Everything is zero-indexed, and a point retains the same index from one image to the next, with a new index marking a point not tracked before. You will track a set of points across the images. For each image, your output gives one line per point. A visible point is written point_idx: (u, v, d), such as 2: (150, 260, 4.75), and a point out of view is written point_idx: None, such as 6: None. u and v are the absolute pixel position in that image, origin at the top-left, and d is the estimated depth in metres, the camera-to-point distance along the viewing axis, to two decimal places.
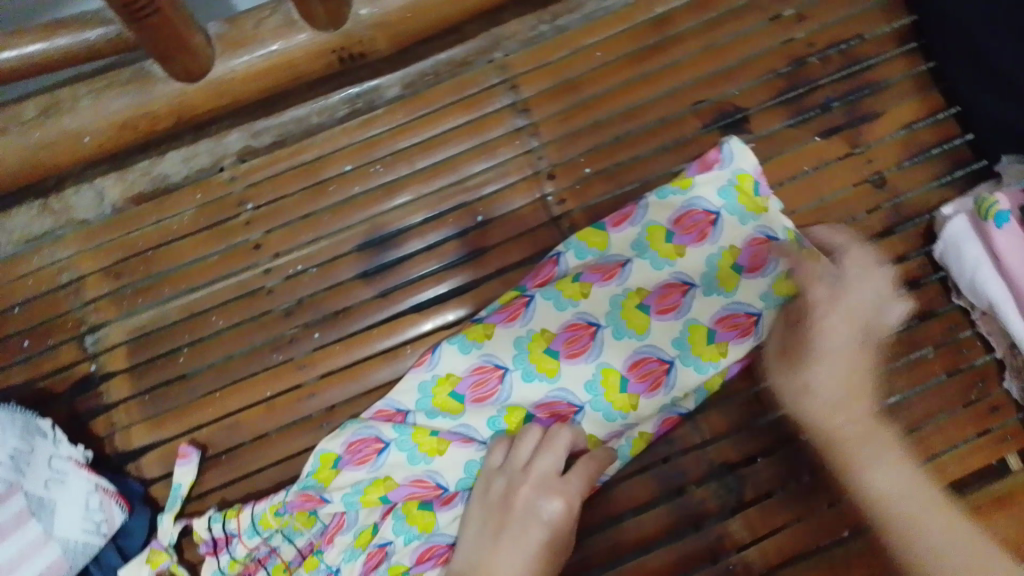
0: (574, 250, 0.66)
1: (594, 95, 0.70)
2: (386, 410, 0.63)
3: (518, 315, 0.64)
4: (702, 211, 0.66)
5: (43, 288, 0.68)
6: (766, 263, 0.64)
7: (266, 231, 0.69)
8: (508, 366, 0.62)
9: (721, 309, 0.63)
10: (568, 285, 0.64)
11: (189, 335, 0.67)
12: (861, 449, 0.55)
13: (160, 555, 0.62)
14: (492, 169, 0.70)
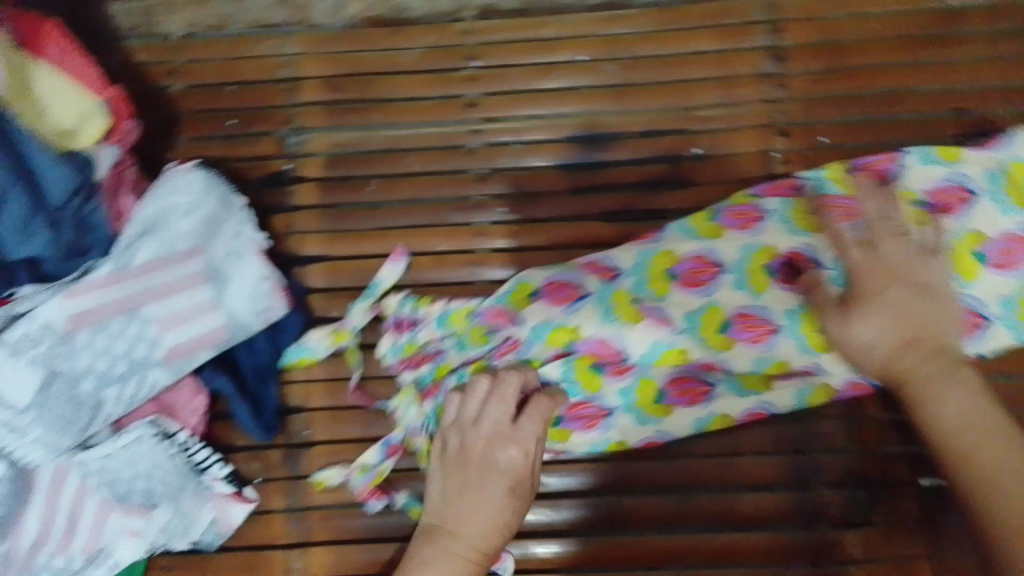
0: (819, 184, 0.64)
1: (857, 66, 0.67)
2: (597, 264, 0.63)
3: (750, 226, 0.63)
4: (960, 188, 0.62)
5: (263, 76, 0.70)
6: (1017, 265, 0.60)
7: (485, 92, 0.69)
8: (725, 268, 0.62)
9: (954, 297, 0.60)
10: (801, 215, 0.63)
11: (384, 166, 0.68)
12: (924, 375, 0.48)
13: (345, 335, 0.65)
14: (725, 107, 0.67)
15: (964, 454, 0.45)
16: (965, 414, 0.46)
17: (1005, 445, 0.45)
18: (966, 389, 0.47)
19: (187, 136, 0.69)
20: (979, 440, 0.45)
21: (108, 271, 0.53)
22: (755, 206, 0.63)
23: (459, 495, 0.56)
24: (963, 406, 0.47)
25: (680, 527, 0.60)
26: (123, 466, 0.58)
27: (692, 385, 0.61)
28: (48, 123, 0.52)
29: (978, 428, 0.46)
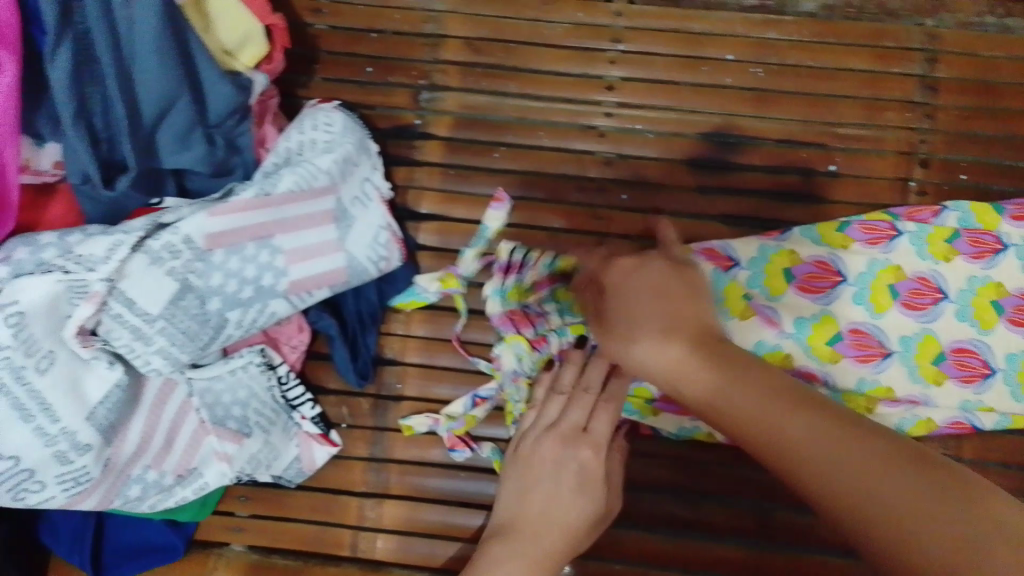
0: (960, 214, 0.62)
1: (1009, 109, 0.65)
2: (715, 251, 0.61)
3: (881, 243, 0.61)
4: None
5: (408, 28, 0.70)
6: None
7: (624, 77, 0.68)
8: (849, 280, 0.60)
9: None
10: (939, 241, 0.61)
11: (513, 135, 0.68)
12: (722, 372, 0.38)
13: (453, 281, 0.64)
14: (866, 129, 0.66)
15: (824, 471, 0.33)
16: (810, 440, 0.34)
17: (864, 465, 0.32)
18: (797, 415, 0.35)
19: (321, 74, 0.69)
20: (808, 455, 0.34)
21: (251, 195, 0.53)
22: (889, 225, 0.62)
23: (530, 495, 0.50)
24: (813, 430, 0.34)
25: (767, 539, 0.60)
26: (226, 391, 0.57)
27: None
28: (214, 39, 0.55)
29: (847, 450, 0.33)
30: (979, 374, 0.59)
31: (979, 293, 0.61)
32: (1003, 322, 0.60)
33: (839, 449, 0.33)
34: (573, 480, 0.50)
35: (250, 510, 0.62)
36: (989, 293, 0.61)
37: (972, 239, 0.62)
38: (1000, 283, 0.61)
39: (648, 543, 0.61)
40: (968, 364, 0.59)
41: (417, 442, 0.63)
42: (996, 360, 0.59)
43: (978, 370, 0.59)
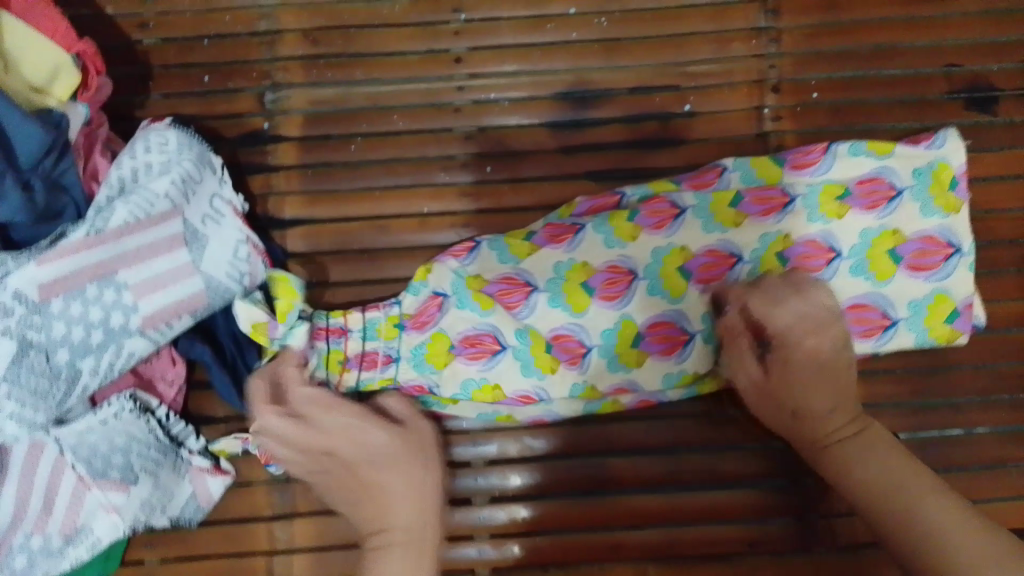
0: (741, 173, 0.62)
1: (853, 21, 0.65)
2: (513, 279, 0.59)
3: (665, 226, 0.59)
4: (887, 184, 0.60)
5: (238, 28, 0.66)
6: (932, 266, 0.59)
7: (471, 47, 0.66)
8: (641, 274, 0.58)
9: (865, 295, 0.59)
10: (722, 208, 0.60)
11: (367, 125, 0.65)
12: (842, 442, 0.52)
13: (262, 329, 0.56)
14: (717, 64, 0.66)
15: (873, 487, 0.48)
16: (878, 474, 0.49)
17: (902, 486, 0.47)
18: (881, 459, 0.49)
19: (159, 92, 0.66)
20: (910, 497, 0.47)
21: (83, 235, 0.51)
22: (671, 202, 0.60)
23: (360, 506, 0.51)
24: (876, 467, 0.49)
25: (670, 486, 0.62)
26: (101, 439, 0.55)
27: (571, 343, 0.58)
28: (20, 79, 0.53)
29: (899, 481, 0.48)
30: (678, 344, 0.58)
31: (770, 247, 0.59)
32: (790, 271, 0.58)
33: (933, 508, 0.46)
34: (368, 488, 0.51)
35: (160, 554, 0.60)
36: (779, 245, 0.59)
37: (758, 197, 0.60)
38: (789, 233, 0.59)
39: (561, 511, 0.61)
40: (664, 335, 0.58)
41: None
42: (694, 325, 0.58)
43: (676, 341, 0.58)
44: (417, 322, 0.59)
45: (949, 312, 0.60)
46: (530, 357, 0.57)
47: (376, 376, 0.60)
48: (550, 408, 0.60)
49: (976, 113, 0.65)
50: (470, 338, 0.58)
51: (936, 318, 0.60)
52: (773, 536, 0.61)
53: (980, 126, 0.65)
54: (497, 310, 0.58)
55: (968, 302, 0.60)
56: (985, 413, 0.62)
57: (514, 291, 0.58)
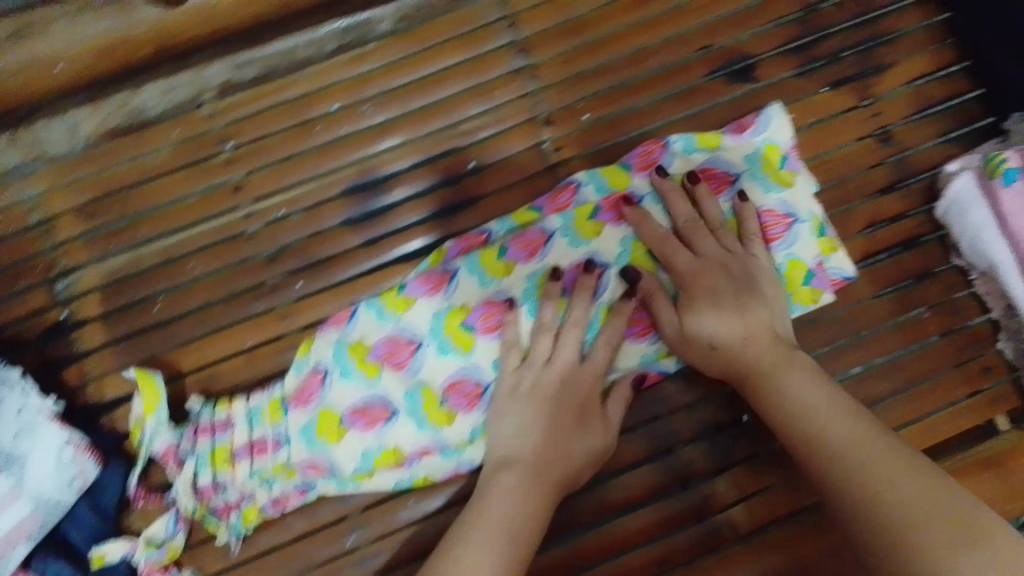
0: (595, 184, 0.63)
1: (599, 36, 0.67)
2: (398, 337, 0.61)
3: (536, 252, 0.62)
4: (723, 171, 0.63)
5: (11, 228, 0.65)
6: (781, 236, 0.62)
7: (248, 172, 0.66)
8: (520, 300, 0.61)
9: None
10: (584, 222, 0.62)
11: (166, 281, 0.64)
12: (770, 370, 0.52)
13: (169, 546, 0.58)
14: (488, 114, 0.66)
15: (800, 414, 0.49)
16: (842, 438, 0.46)
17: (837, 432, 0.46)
18: (807, 379, 0.51)
19: None
20: (838, 442, 0.46)
21: None
22: (539, 229, 0.62)
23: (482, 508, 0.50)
24: (812, 393, 0.49)
25: (571, 532, 0.61)
26: None
27: (467, 387, 0.60)
28: None
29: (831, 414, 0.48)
30: None
31: (543, 283, 0.61)
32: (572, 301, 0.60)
33: (845, 438, 0.46)
34: (513, 483, 0.51)
35: None
36: (551, 279, 0.61)
37: (610, 206, 0.63)
38: (557, 265, 0.61)
39: None
40: None
41: None
42: (581, 337, 0.60)
43: None
44: (300, 400, 0.60)
45: (805, 274, 0.62)
46: (420, 412, 0.59)
47: (270, 461, 0.59)
48: (463, 456, 0.59)
49: (742, 83, 0.66)
50: (361, 408, 0.60)
51: (792, 284, 0.62)
52: (682, 547, 0.60)
53: (750, 93, 0.67)
54: (384, 375, 0.60)
55: (819, 260, 0.62)
56: (844, 359, 0.63)
57: (400, 349, 0.61)
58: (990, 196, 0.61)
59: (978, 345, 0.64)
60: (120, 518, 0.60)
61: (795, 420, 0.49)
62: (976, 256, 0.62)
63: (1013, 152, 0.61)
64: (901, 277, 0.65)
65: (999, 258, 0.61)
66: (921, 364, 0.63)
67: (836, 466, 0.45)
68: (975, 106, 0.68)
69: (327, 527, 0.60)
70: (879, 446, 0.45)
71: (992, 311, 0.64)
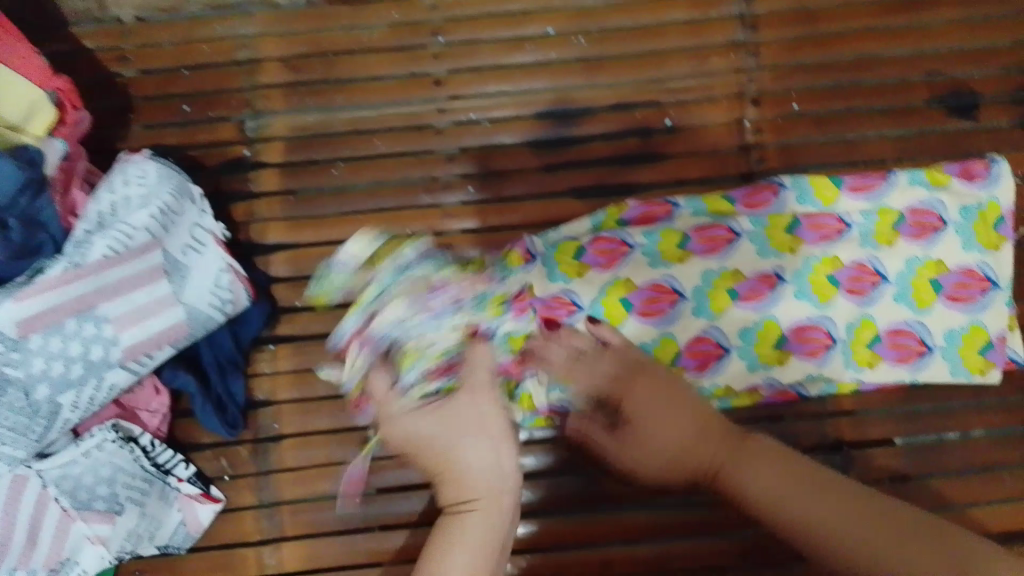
0: (798, 191, 0.61)
1: (832, 32, 0.65)
2: (561, 299, 0.59)
3: (718, 249, 0.60)
4: (936, 215, 0.61)
5: (220, 58, 0.67)
6: (970, 297, 0.60)
7: (451, 70, 0.66)
8: (686, 296, 0.59)
9: (902, 321, 0.60)
10: (778, 233, 0.60)
11: (349, 150, 0.66)
12: (703, 441, 0.48)
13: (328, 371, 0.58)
14: (697, 78, 0.66)
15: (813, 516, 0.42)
16: (768, 486, 0.44)
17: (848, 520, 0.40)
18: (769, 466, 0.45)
19: (142, 123, 0.66)
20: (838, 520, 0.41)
21: (60, 270, 0.52)
22: (726, 228, 0.60)
23: (485, 512, 0.46)
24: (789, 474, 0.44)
25: (666, 499, 0.61)
26: (84, 473, 0.56)
27: None
28: None
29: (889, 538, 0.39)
30: (713, 358, 0.59)
31: (715, 284, 0.59)
32: (736, 305, 0.59)
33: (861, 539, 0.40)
34: (490, 424, 0.49)
35: None
36: (725, 281, 0.59)
37: (813, 223, 0.60)
38: (737, 269, 0.60)
39: (555, 528, 0.60)
40: (702, 351, 0.59)
41: (303, 480, 0.61)
42: (730, 340, 0.59)
43: (712, 355, 0.59)
44: None
45: (985, 343, 0.60)
46: None
47: None
48: None
49: (962, 119, 0.65)
50: None
51: (968, 348, 0.60)
52: (773, 551, 0.59)
53: (964, 131, 0.65)
54: None
55: (1004, 334, 0.60)
56: (982, 418, 0.60)
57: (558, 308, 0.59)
58: None
59: None
60: (250, 353, 0.63)
61: (751, 476, 0.45)
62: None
63: None
64: None
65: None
66: None
67: (780, 509, 0.43)
68: None
69: None
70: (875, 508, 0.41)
71: None
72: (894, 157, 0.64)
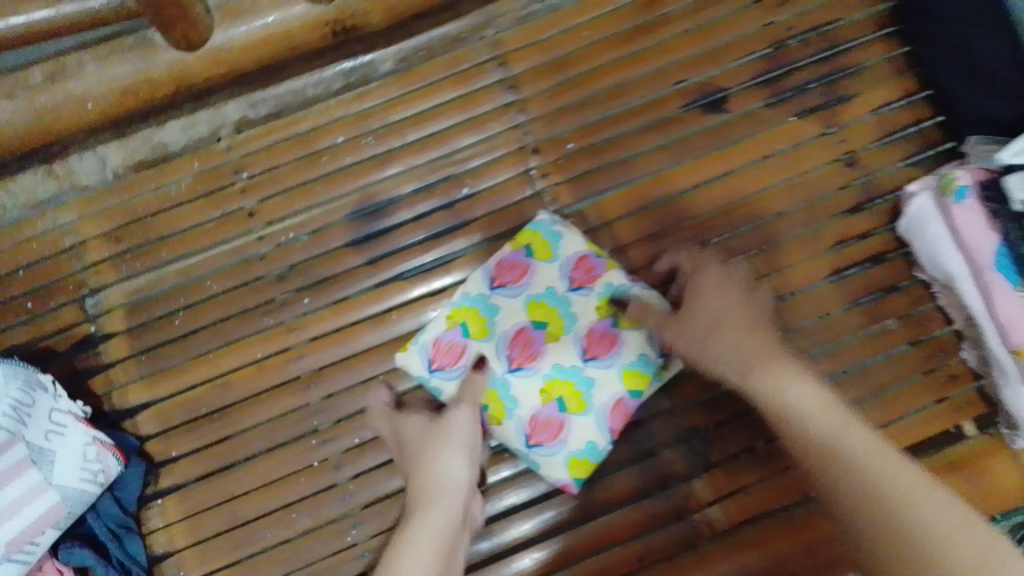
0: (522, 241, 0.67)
1: (583, 72, 0.72)
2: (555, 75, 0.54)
3: (520, 284, 0.65)
4: (520, 275, 0.65)
5: (47, 251, 0.71)
6: (599, 353, 0.63)
7: (260, 199, 0.71)
8: (537, 369, 0.63)
9: (614, 396, 0.63)
10: (478, 321, 0.65)
11: (185, 298, 0.70)
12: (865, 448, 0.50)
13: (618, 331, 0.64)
14: (479, 145, 0.72)
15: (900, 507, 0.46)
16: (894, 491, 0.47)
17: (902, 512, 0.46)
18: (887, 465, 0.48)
19: None
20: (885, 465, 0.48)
21: None
22: (520, 262, 0.66)
23: (420, 502, 0.55)
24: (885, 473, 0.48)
25: (559, 529, 0.65)
26: None
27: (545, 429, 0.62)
28: None
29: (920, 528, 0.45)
30: (611, 415, 0.62)
31: (556, 372, 0.63)
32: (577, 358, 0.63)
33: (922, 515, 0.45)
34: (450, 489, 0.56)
35: None
36: (551, 337, 0.64)
37: (511, 271, 0.65)
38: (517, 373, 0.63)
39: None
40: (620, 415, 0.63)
41: None
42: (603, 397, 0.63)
43: (613, 411, 0.63)
44: None
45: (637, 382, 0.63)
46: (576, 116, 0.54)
47: None
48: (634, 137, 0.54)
49: (716, 114, 0.71)
50: None
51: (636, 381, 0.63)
52: (661, 545, 0.64)
53: (722, 123, 0.71)
54: None
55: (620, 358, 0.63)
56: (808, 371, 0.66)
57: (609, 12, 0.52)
58: (944, 211, 0.59)
59: (942, 354, 0.66)
60: (138, 514, 0.66)
61: (855, 444, 0.49)
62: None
63: (964, 169, 0.59)
64: (869, 290, 0.67)
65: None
66: (887, 374, 0.66)
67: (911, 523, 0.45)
68: (938, 131, 0.70)
69: (329, 524, 0.65)
70: (929, 483, 0.46)
71: (953, 323, 0.65)
72: (667, 163, 0.70)
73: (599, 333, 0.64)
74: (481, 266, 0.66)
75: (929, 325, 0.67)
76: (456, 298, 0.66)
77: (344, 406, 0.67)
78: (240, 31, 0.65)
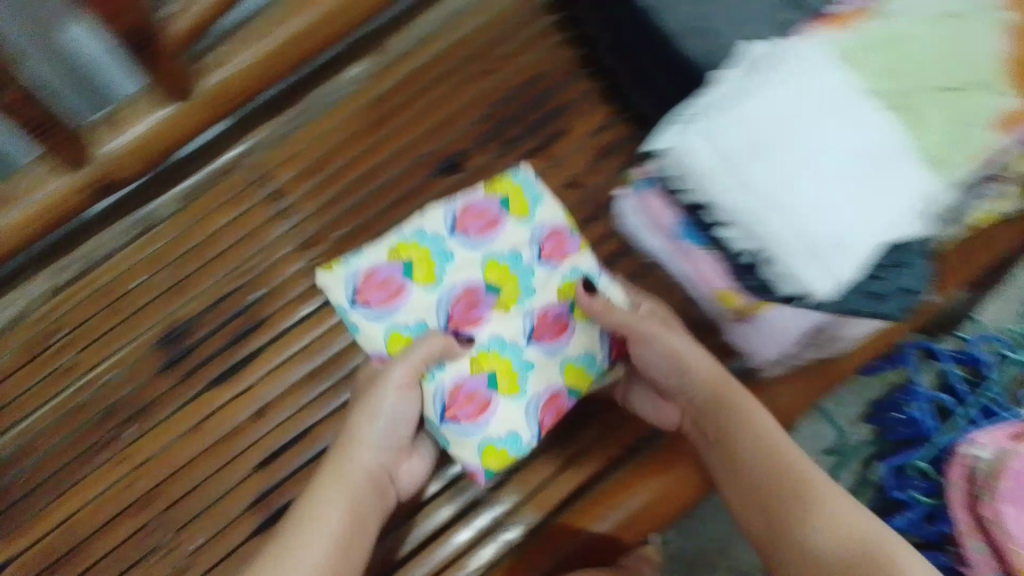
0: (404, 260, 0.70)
1: (336, 170, 0.83)
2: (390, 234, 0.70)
3: (481, 238, 0.71)
4: (399, 283, 0.69)
5: None
6: (555, 337, 0.70)
7: (77, 352, 0.78)
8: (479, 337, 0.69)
9: (543, 391, 0.69)
10: (420, 266, 0.70)
11: (23, 459, 0.75)
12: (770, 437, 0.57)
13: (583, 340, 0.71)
14: (261, 253, 0.81)
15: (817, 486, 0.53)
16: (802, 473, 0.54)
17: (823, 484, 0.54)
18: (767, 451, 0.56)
19: None
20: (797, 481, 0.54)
21: None
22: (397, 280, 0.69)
23: (311, 522, 0.58)
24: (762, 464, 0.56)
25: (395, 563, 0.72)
26: None
27: (464, 405, 0.67)
28: None
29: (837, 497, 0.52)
30: (543, 410, 0.69)
31: (495, 347, 0.69)
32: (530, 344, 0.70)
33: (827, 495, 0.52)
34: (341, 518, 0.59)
35: None
36: (501, 307, 0.70)
37: (383, 282, 0.69)
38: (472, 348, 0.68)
39: None
40: (550, 409, 0.69)
41: None
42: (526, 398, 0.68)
43: (550, 404, 0.69)
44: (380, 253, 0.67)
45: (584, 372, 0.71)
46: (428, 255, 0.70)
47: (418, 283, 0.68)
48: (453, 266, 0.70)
49: (454, 176, 0.83)
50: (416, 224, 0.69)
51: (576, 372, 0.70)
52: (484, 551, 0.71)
53: (460, 182, 0.83)
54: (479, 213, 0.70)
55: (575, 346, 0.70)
56: None
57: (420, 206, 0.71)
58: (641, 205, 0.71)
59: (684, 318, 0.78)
60: None
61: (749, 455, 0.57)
62: (682, 138, 0.62)
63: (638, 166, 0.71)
64: None
65: (713, 147, 0.62)
66: None
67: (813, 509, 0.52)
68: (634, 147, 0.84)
69: None
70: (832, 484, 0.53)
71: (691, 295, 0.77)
72: None
73: (554, 315, 0.70)
74: (448, 205, 0.72)
75: (668, 298, 0.79)
76: (407, 230, 0.71)
77: (188, 509, 0.74)
78: (12, 216, 0.70)
